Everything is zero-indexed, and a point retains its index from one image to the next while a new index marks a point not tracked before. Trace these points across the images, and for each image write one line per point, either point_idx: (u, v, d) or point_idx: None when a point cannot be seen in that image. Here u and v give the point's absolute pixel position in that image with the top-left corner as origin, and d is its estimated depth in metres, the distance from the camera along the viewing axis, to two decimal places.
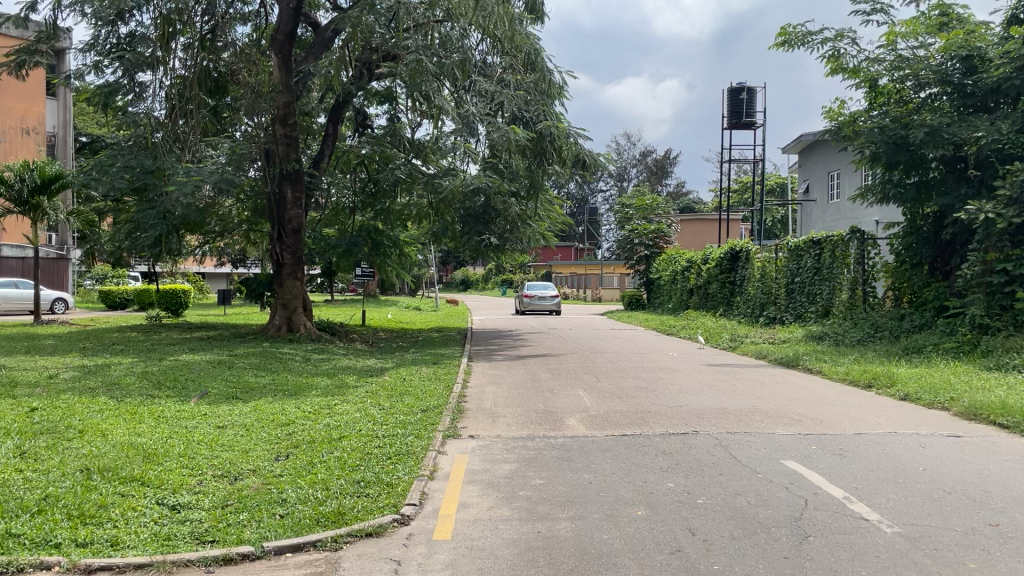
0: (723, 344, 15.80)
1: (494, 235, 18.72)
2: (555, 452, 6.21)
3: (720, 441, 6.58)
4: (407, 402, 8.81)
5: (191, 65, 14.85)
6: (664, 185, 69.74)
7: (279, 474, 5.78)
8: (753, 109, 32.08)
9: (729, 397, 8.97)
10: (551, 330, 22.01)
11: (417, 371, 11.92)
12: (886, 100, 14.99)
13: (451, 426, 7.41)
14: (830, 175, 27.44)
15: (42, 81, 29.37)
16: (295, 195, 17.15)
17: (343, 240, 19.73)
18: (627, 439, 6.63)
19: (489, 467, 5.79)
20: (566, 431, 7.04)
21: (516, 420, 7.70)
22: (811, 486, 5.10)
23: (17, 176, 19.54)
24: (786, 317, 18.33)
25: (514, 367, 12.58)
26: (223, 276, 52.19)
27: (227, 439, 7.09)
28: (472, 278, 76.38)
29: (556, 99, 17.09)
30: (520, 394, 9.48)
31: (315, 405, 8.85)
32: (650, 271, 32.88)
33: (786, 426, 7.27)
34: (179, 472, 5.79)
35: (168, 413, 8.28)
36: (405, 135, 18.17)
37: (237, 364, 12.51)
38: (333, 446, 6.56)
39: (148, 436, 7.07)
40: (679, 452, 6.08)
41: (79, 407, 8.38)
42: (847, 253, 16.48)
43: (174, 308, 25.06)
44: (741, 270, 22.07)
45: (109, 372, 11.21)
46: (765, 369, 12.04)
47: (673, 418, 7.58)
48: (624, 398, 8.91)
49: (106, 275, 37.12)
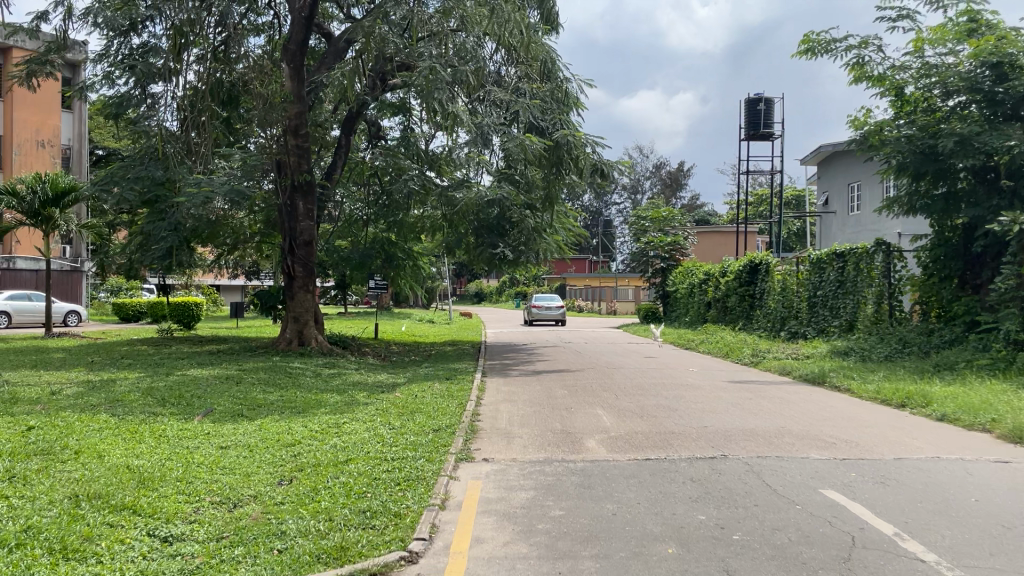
0: (744, 359, 15.35)
1: (508, 248, 18.10)
2: (574, 478, 5.81)
3: (751, 466, 6.17)
4: (419, 421, 8.43)
5: (205, 75, 14.46)
6: (678, 197, 69.28)
7: (280, 502, 5.41)
8: (771, 120, 31.66)
9: (755, 417, 8.55)
10: (567, 344, 21.61)
11: (429, 388, 11.55)
12: (914, 108, 14.56)
13: (464, 449, 7.03)
14: (850, 187, 27.00)
15: (57, 93, 29.31)
16: (307, 207, 16.81)
17: (356, 252, 19.46)
18: (651, 464, 6.23)
19: (504, 495, 5.40)
20: (585, 455, 6.66)
21: (533, 441, 7.32)
22: (856, 520, 4.69)
23: (29, 188, 19.40)
24: (808, 331, 17.83)
25: (530, 383, 12.20)
26: (237, 289, 52.21)
27: (228, 461, 6.74)
28: (486, 290, 76.18)
29: (573, 110, 16.77)
30: (537, 413, 9.10)
31: (323, 424, 8.50)
32: (666, 284, 32.45)
33: (819, 450, 6.84)
34: (175, 499, 5.44)
35: (169, 432, 7.95)
36: (419, 146, 17.87)
37: (245, 380, 12.18)
38: (339, 470, 6.20)
39: (146, 458, 6.74)
40: (708, 479, 5.68)
41: (78, 426, 8.06)
42: (872, 266, 16.00)
43: (187, 320, 24.88)
44: (760, 283, 21.59)
45: (115, 388, 10.92)
46: (790, 386, 11.59)
47: (699, 441, 7.16)
48: (646, 418, 8.51)
49: (120, 288, 37.06)
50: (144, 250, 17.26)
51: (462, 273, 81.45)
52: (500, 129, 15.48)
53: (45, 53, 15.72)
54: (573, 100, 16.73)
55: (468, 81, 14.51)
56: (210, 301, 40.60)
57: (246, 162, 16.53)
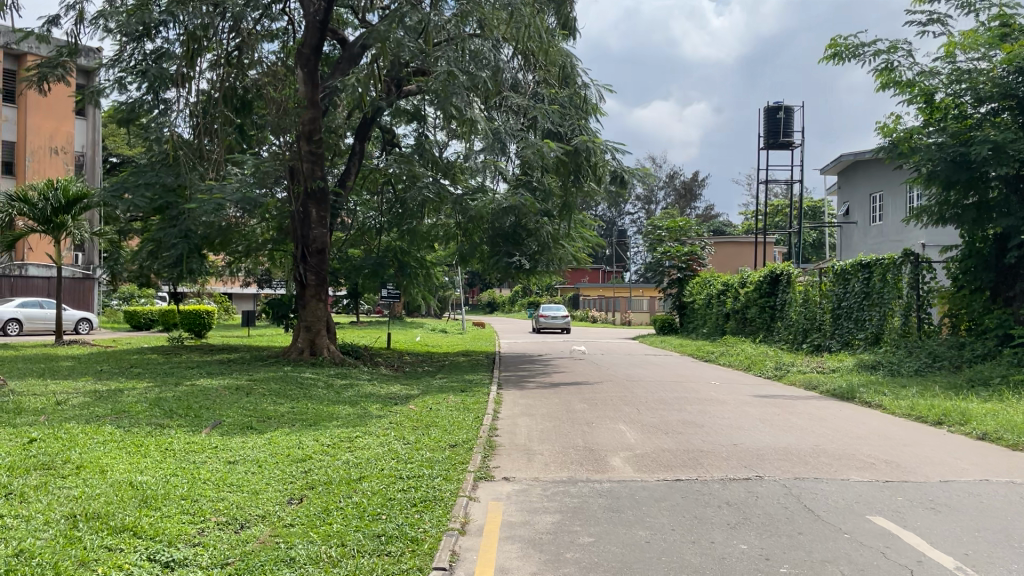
0: (767, 373, 14.93)
1: (525, 257, 17.83)
2: (602, 501, 5.46)
3: (790, 488, 5.79)
4: (434, 436, 8.08)
5: (219, 82, 14.36)
6: (693, 207, 68.85)
7: (289, 524, 5.07)
8: (791, 129, 31.27)
9: (786, 434, 8.16)
10: (583, 355, 21.24)
11: (444, 399, 11.22)
12: (945, 114, 14.16)
13: (483, 466, 6.68)
14: (871, 198, 26.60)
15: (71, 101, 29.41)
16: (320, 215, 16.48)
17: (368, 260, 19.07)
18: (682, 485, 5.86)
19: (528, 519, 5.04)
20: (611, 474, 6.30)
21: (555, 459, 6.97)
22: (913, 552, 4.32)
23: (41, 195, 19.25)
24: (832, 344, 17.40)
25: (547, 396, 11.83)
26: (250, 297, 52.16)
27: (236, 478, 6.42)
28: (499, 301, 75.89)
29: (592, 117, 16.49)
30: (557, 427, 8.75)
31: (335, 438, 8.17)
32: (683, 295, 32.01)
33: (859, 472, 6.45)
34: (178, 520, 5.11)
35: (176, 446, 7.63)
36: (433, 153, 17.48)
37: (256, 390, 11.88)
38: (352, 489, 5.87)
39: (150, 474, 6.42)
40: (745, 503, 5.32)
41: (81, 439, 7.76)
42: (900, 278, 15.57)
43: (198, 328, 24.70)
44: (782, 295, 21.17)
45: (122, 398, 10.64)
46: (818, 401, 11.17)
47: (730, 460, 6.79)
48: (671, 434, 8.14)
49: (133, 295, 37.01)
50: (155, 257, 17.01)
51: (474, 282, 81.15)
52: (516, 134, 15.15)
53: (58, 57, 15.62)
54: (592, 106, 16.41)
55: (486, 86, 14.22)
56: (222, 309, 40.50)
57: (257, 169, 16.02)
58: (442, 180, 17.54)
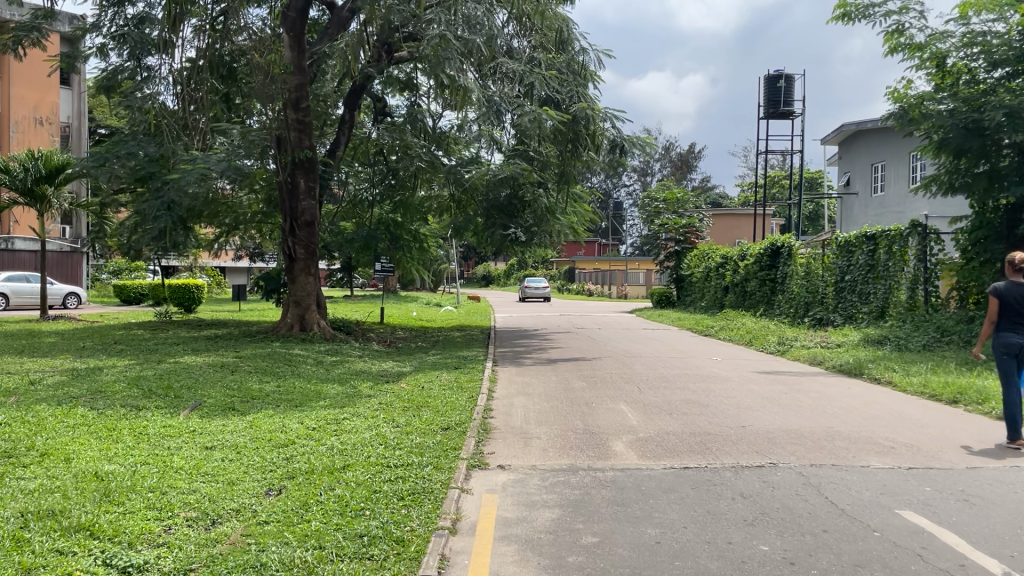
0: (770, 348, 14.52)
1: (521, 229, 17.33)
2: (605, 493, 5.04)
3: (808, 478, 5.36)
4: (425, 418, 7.64)
5: (205, 49, 13.60)
6: (689, 179, 68.26)
7: (264, 521, 4.63)
8: (791, 98, 30.62)
9: (798, 415, 7.73)
10: (580, 329, 20.81)
11: (437, 377, 10.79)
12: (956, 79, 13.60)
13: (477, 453, 6.25)
14: (874, 168, 26.05)
15: (57, 71, 28.61)
16: (309, 185, 15.93)
17: (361, 233, 18.30)
18: (691, 474, 5.43)
19: (525, 515, 4.61)
20: (614, 461, 5.87)
21: (554, 444, 6.55)
22: (954, 555, 3.91)
23: (21, 164, 18.64)
24: (835, 318, 17.02)
25: (545, 374, 11.40)
26: (244, 271, 51.68)
27: (211, 466, 5.97)
28: (495, 274, 75.46)
29: (592, 84, 15.88)
30: (555, 408, 8.31)
31: (321, 420, 7.73)
32: (680, 268, 31.57)
33: (880, 458, 6.03)
34: (142, 517, 4.67)
35: (151, 430, 7.19)
36: (426, 123, 16.43)
37: (241, 367, 11.42)
38: (335, 479, 5.43)
39: (118, 462, 5.96)
40: (762, 496, 4.90)
41: (50, 422, 7.30)
42: (906, 249, 15.10)
43: (187, 303, 24.24)
44: (783, 267, 20.71)
45: (100, 377, 10.18)
46: (825, 378, 10.74)
47: (740, 444, 6.39)
48: (675, 415, 7.72)
49: (123, 269, 36.47)
50: (139, 230, 16.44)
51: (469, 256, 80.61)
52: (512, 102, 14.63)
53: (33, 20, 14.90)
54: (590, 72, 15.81)
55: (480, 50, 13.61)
56: (215, 283, 40.01)
57: (244, 137, 15.58)
58: (435, 150, 16.83)
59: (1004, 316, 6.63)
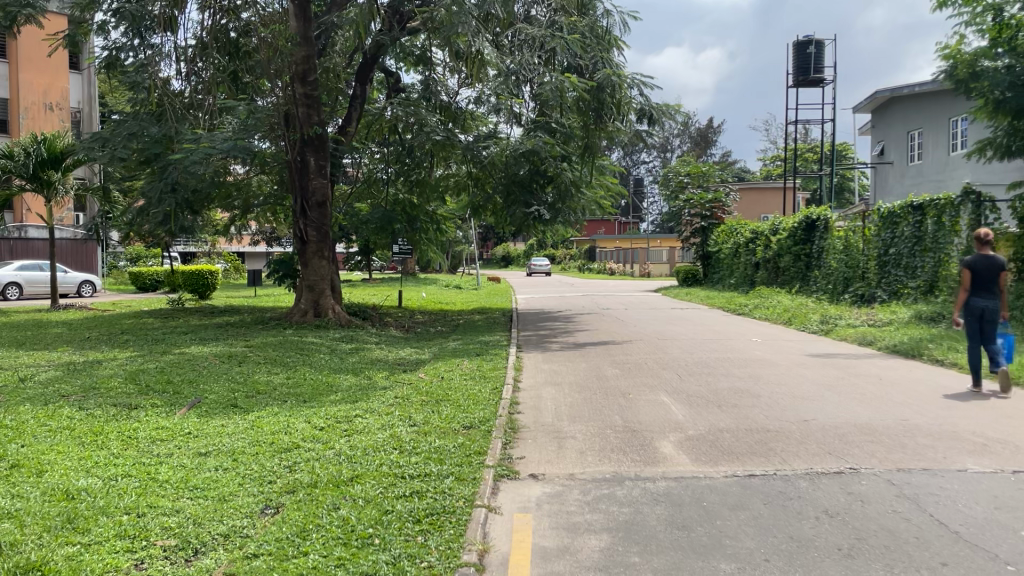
0: (813, 327, 13.58)
1: (544, 207, 16.29)
2: (660, 510, 4.24)
3: (901, 489, 4.50)
4: (445, 415, 6.82)
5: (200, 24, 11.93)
6: (711, 154, 66.96)
7: (252, 553, 3.84)
8: (822, 64, 29.39)
9: (864, 406, 6.87)
10: (605, 310, 19.94)
11: (458, 366, 10.00)
12: (1015, 32, 12.30)
13: (505, 459, 5.47)
14: (910, 136, 24.90)
15: (63, 52, 28.11)
16: (319, 163, 15.00)
17: (376, 214, 17.13)
18: (759, 485, 4.61)
19: (568, 545, 3.83)
20: (664, 468, 5.05)
21: (593, 446, 5.74)
22: None
23: (23, 149, 17.99)
24: (879, 294, 16.06)
25: (573, 360, 10.56)
26: (261, 255, 51.27)
27: (202, 478, 5.20)
28: (514, 254, 74.72)
29: (616, 49, 14.89)
30: (589, 401, 7.51)
31: (331, 419, 6.95)
32: (707, 244, 30.51)
33: (976, 458, 5.17)
34: (108, 549, 3.91)
35: (141, 434, 6.44)
36: (440, 98, 15.82)
37: (250, 358, 10.71)
38: (341, 495, 4.64)
39: (94, 476, 5.19)
40: (852, 514, 4.08)
41: (30, 426, 6.57)
42: (958, 220, 14.01)
43: (201, 290, 23.47)
44: (819, 241, 19.71)
45: (96, 371, 9.47)
46: (881, 360, 9.82)
47: (807, 444, 5.55)
48: (725, 408, 6.87)
49: (140, 256, 36.01)
50: (143, 214, 15.71)
51: (489, 237, 79.88)
52: (532, 71, 13.82)
53: None
54: (613, 37, 14.77)
55: (496, 15, 12.77)
56: (232, 268, 39.42)
57: (249, 115, 14.33)
58: (451, 127, 15.99)
59: (974, 281, 7.77)
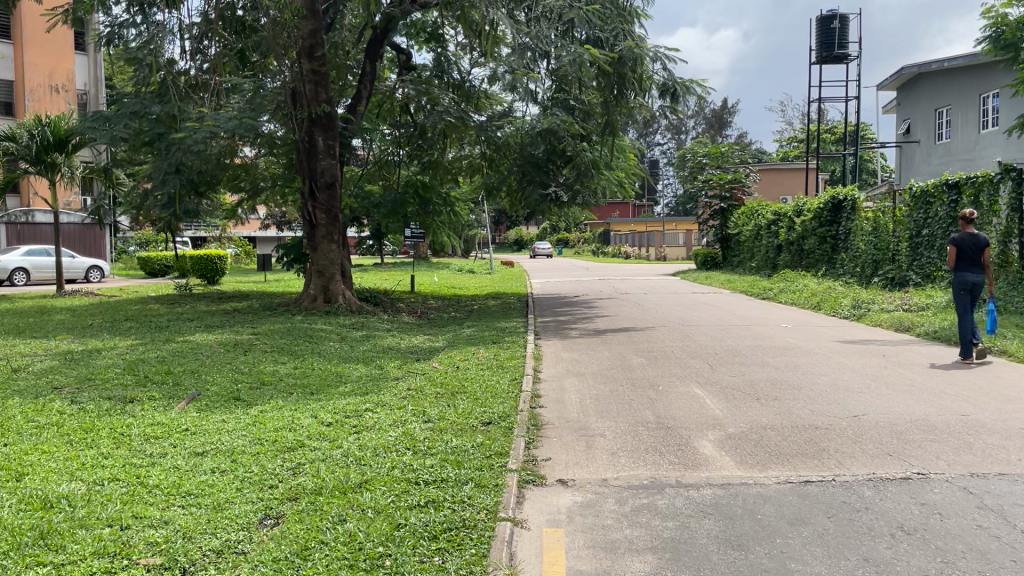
0: (844, 312, 12.98)
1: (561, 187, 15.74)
2: (712, 524, 3.72)
3: (981, 499, 3.95)
4: (461, 410, 6.32)
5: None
6: (725, 135, 66.12)
7: None
8: (846, 40, 28.59)
9: (916, 399, 6.31)
10: (623, 295, 19.37)
11: (473, 355, 9.49)
12: None
13: (529, 461, 4.96)
14: (937, 114, 24.16)
15: (69, 34, 27.55)
16: (327, 143, 14.37)
17: (388, 197, 16.62)
18: (819, 494, 4.09)
19: (607, 568, 3.33)
20: (708, 472, 4.53)
21: (626, 446, 5.22)
22: None
23: (28, 131, 17.50)
24: (911, 277, 15.42)
25: (595, 348, 10.04)
26: (273, 241, 50.87)
27: (196, 483, 4.71)
28: (528, 238, 74.12)
29: (636, 21, 14.25)
30: (615, 393, 6.99)
31: (339, 414, 6.45)
32: (726, 226, 29.83)
33: None
34: (81, 572, 3.42)
35: (134, 431, 5.97)
36: (454, 78, 15.41)
37: (257, 346, 10.23)
38: (347, 505, 4.13)
39: (78, 482, 4.69)
40: (934, 531, 3.53)
41: (16, 423, 6.10)
42: (997, 198, 13.36)
43: (211, 275, 23.00)
44: (846, 223, 19.06)
45: (95, 361, 9.01)
46: (922, 347, 9.25)
47: (864, 444, 5.00)
48: (765, 402, 6.33)
49: (151, 241, 35.63)
50: (148, 197, 15.23)
51: (502, 221, 79.21)
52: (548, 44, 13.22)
53: None
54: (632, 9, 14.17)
55: None
56: (244, 253, 38.98)
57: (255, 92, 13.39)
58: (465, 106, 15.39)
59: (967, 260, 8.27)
